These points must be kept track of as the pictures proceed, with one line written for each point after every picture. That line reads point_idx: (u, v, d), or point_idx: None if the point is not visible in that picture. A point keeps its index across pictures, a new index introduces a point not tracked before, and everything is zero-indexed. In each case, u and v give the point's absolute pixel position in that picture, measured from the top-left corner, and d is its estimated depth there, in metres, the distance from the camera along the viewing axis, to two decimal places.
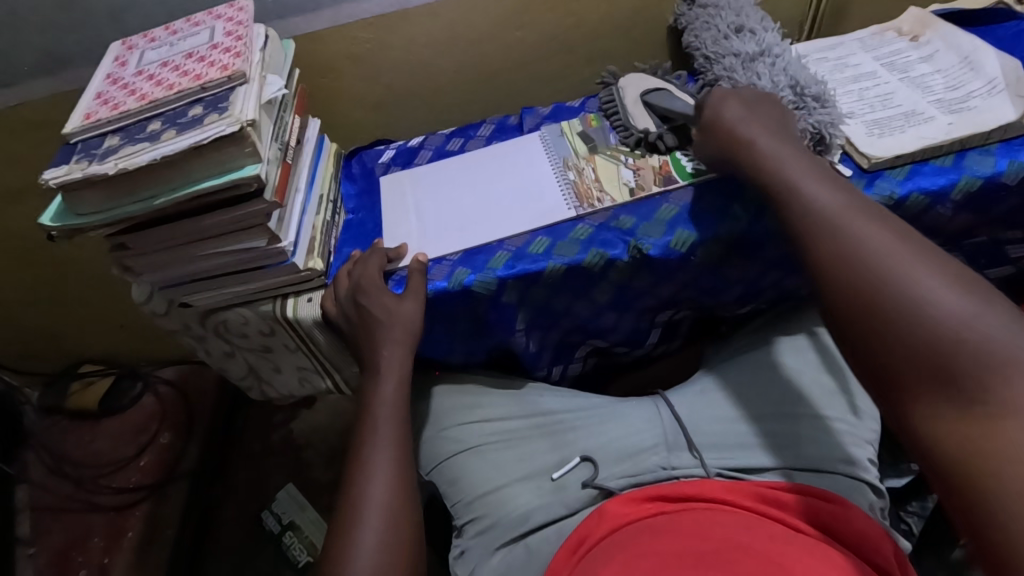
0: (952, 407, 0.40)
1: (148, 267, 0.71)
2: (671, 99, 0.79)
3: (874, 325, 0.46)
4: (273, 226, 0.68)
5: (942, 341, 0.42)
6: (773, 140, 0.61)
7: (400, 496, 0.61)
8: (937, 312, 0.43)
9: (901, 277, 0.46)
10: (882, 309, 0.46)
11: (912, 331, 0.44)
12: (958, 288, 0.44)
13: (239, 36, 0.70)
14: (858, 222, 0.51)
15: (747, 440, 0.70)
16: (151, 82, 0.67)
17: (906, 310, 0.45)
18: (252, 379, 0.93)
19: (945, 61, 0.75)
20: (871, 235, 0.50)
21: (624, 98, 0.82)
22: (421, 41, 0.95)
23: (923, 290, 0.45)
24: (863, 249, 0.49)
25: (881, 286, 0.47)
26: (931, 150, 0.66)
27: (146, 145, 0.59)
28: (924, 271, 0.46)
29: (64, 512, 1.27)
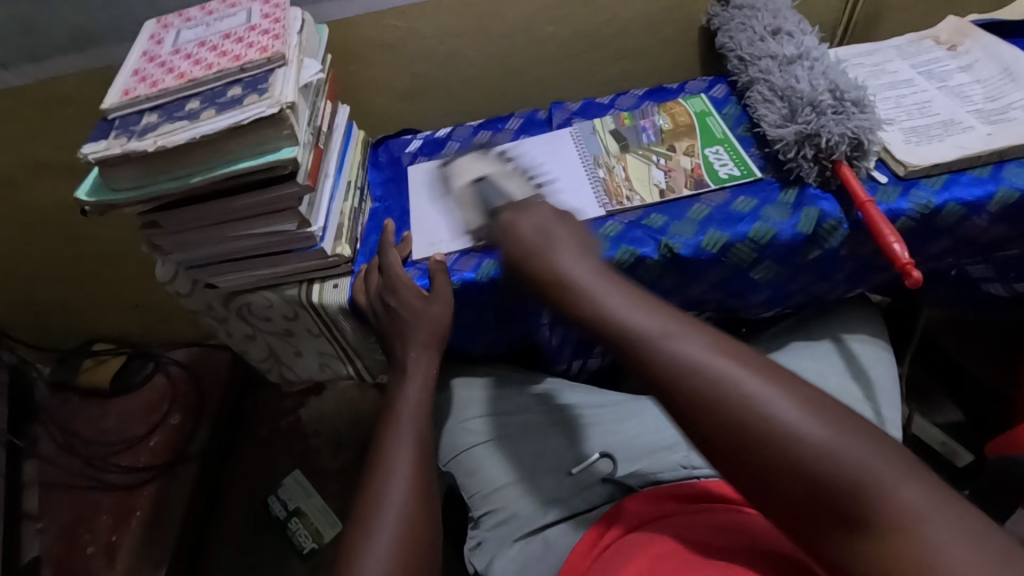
0: (844, 532, 0.36)
1: (177, 246, 0.71)
2: (501, 187, 0.70)
3: (741, 457, 0.40)
4: (303, 210, 0.68)
5: (820, 469, 0.37)
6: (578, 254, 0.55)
7: (423, 478, 0.61)
8: (811, 443, 0.38)
9: (739, 398, 0.40)
10: (748, 443, 0.39)
11: (785, 467, 0.38)
12: (813, 406, 0.39)
13: (276, 18, 0.70)
14: (684, 339, 0.45)
15: None
16: (189, 61, 0.67)
17: (773, 447, 0.39)
18: (270, 363, 0.93)
19: (984, 71, 0.75)
20: (691, 359, 0.43)
21: (456, 187, 0.76)
22: (452, 32, 0.94)
23: (791, 419, 0.39)
24: (704, 383, 0.42)
25: (748, 418, 0.40)
26: (970, 160, 0.66)
27: (185, 123, 0.59)
28: (772, 395, 0.40)
29: (73, 488, 1.28)
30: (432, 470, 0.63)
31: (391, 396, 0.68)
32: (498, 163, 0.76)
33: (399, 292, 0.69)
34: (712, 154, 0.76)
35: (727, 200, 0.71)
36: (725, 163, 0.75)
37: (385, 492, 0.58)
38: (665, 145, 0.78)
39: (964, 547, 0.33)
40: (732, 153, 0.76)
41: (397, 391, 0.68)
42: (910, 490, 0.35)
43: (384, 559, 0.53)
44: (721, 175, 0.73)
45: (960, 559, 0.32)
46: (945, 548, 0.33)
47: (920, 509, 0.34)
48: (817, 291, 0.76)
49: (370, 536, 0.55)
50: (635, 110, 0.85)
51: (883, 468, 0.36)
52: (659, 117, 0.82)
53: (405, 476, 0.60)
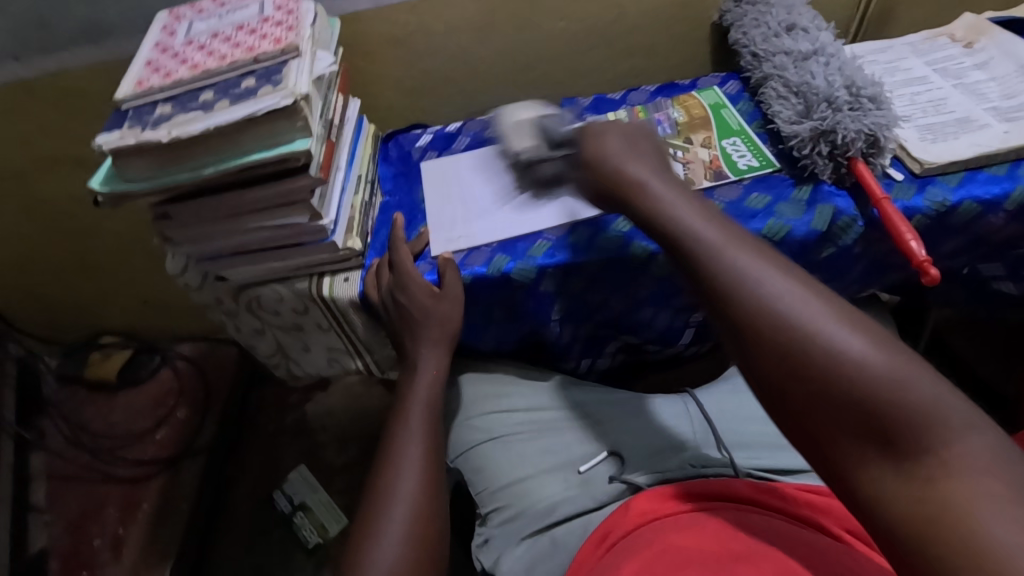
0: (887, 465, 0.35)
1: (188, 238, 0.71)
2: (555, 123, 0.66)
3: (798, 374, 0.39)
4: (315, 203, 0.68)
5: (878, 396, 0.36)
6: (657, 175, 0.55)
7: (431, 474, 0.61)
8: (871, 369, 0.37)
9: (795, 316, 0.40)
10: (804, 362, 0.39)
11: (843, 390, 0.37)
12: (884, 342, 0.38)
13: (289, 10, 0.70)
14: (755, 260, 0.44)
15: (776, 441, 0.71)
16: (202, 52, 0.66)
17: (838, 368, 0.37)
18: (278, 357, 0.93)
19: (1001, 68, 0.74)
20: (759, 275, 0.43)
21: (509, 121, 0.69)
22: (463, 26, 0.94)
23: (853, 343, 0.38)
24: (764, 298, 0.42)
25: (810, 333, 0.39)
26: (986, 158, 0.65)
27: (198, 114, 0.59)
28: (845, 323, 0.39)
29: (80, 481, 1.28)
30: (443, 466, 0.62)
31: (402, 392, 0.68)
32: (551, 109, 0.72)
33: (408, 288, 0.69)
34: (729, 145, 0.76)
35: (739, 196, 0.71)
36: (744, 155, 0.74)
37: (392, 487, 0.58)
38: (681, 137, 0.78)
39: (1020, 497, 0.31)
40: (750, 144, 0.76)
41: (408, 387, 0.68)
42: (970, 443, 0.34)
43: (391, 556, 0.53)
44: (741, 166, 0.73)
45: (1017, 515, 0.31)
46: (998, 497, 0.32)
47: (980, 460, 0.33)
48: (829, 289, 0.76)
49: (378, 531, 0.55)
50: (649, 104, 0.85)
51: (944, 411, 0.35)
52: (673, 110, 0.82)
53: (413, 471, 0.60)
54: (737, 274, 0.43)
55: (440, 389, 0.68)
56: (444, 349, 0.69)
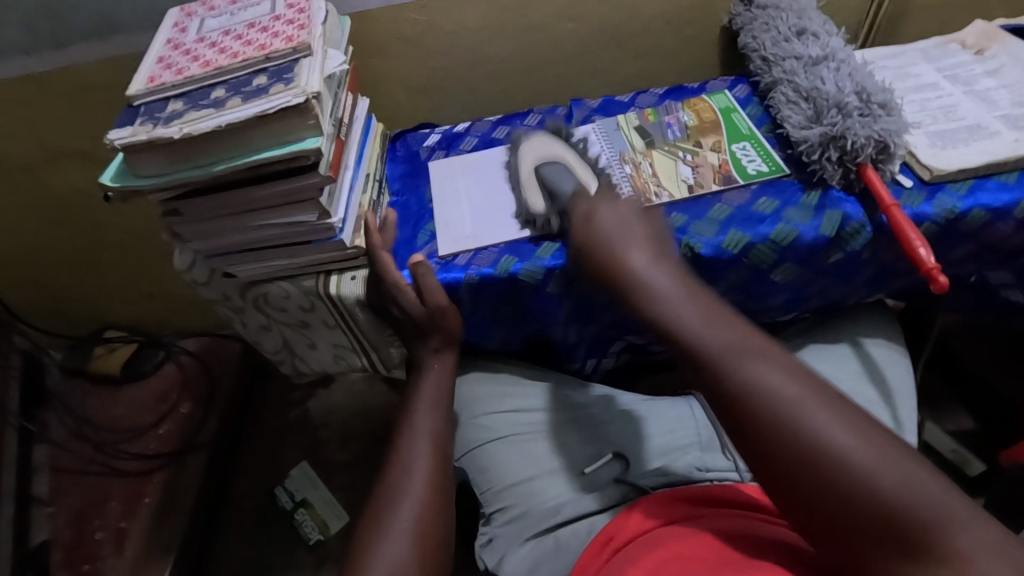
0: (906, 565, 0.37)
1: (197, 234, 0.71)
2: (557, 173, 0.72)
3: (802, 480, 0.40)
4: (324, 201, 0.68)
5: (872, 501, 0.38)
6: (650, 258, 0.54)
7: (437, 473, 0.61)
8: (869, 475, 0.38)
9: (792, 418, 0.41)
10: (810, 467, 0.40)
11: (845, 494, 0.39)
12: (878, 440, 0.40)
13: (301, 9, 0.70)
14: (755, 356, 0.45)
15: None
16: (214, 50, 0.67)
17: (843, 478, 0.39)
18: (284, 353, 0.93)
19: (1012, 76, 0.74)
20: (757, 375, 0.44)
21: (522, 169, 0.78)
22: (473, 26, 0.94)
23: (849, 447, 0.39)
24: (769, 399, 0.43)
25: (805, 442, 0.41)
26: (996, 165, 0.65)
27: (210, 111, 0.59)
28: (838, 425, 0.41)
29: (83, 474, 1.29)
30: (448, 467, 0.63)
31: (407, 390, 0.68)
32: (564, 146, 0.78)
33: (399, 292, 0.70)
34: (739, 150, 0.76)
35: (749, 200, 0.71)
36: (753, 160, 0.74)
37: (400, 486, 0.58)
38: (691, 140, 0.78)
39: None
40: (760, 149, 0.76)
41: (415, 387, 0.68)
42: (970, 533, 0.36)
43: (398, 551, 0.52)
44: (751, 171, 0.73)
45: None
46: None
47: (982, 552, 0.35)
48: (834, 293, 0.75)
49: (386, 529, 0.54)
50: (658, 107, 0.85)
51: (942, 504, 0.37)
52: (683, 112, 0.82)
53: (421, 468, 0.60)
54: (746, 381, 0.44)
55: (444, 389, 0.68)
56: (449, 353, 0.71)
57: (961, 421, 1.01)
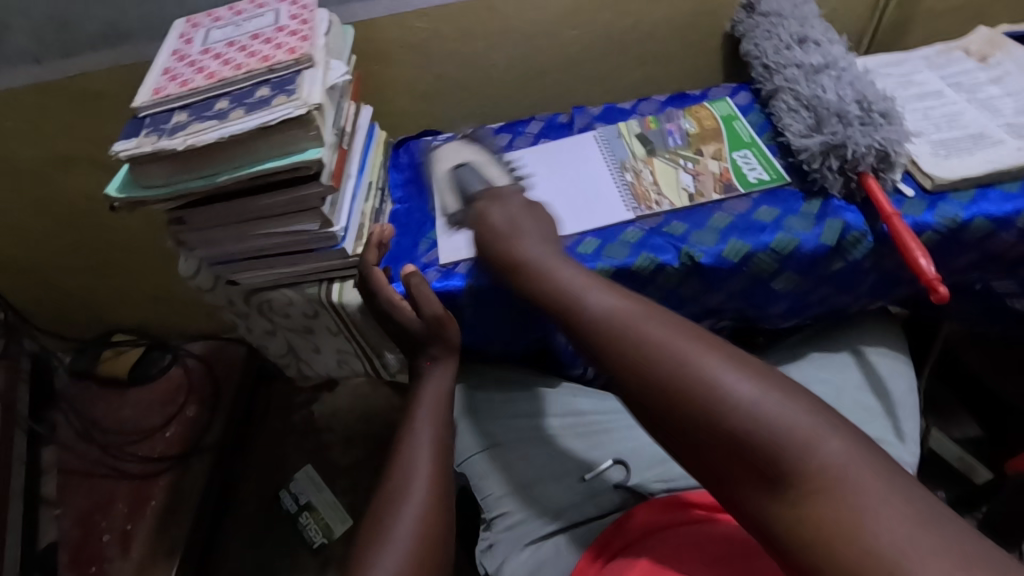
0: (774, 492, 0.39)
1: (201, 242, 0.72)
2: (474, 176, 0.74)
3: (683, 418, 0.43)
4: (326, 210, 0.69)
5: (744, 428, 0.40)
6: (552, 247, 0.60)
7: (439, 474, 0.60)
8: (744, 402, 0.41)
9: (675, 370, 0.44)
10: (686, 407, 0.43)
11: (722, 428, 0.41)
12: (750, 372, 0.43)
13: (304, 20, 0.71)
14: (640, 314, 0.49)
15: None
16: (218, 61, 0.67)
17: (717, 411, 0.41)
18: (288, 358, 0.94)
19: (1016, 84, 0.73)
20: (640, 333, 0.47)
21: (438, 170, 0.78)
22: (476, 34, 0.95)
23: (724, 381, 0.42)
24: (641, 345, 0.47)
25: (684, 386, 0.43)
26: (999, 174, 0.65)
27: (214, 123, 0.60)
28: (719, 363, 0.43)
29: (90, 475, 1.30)
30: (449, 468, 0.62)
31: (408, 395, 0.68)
32: (482, 153, 0.79)
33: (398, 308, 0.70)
34: (740, 158, 0.76)
35: (749, 208, 0.71)
36: (754, 168, 0.74)
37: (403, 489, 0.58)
38: (692, 148, 0.78)
39: (890, 508, 0.35)
40: (761, 158, 0.75)
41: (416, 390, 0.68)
42: (834, 446, 0.38)
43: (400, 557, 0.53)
44: (752, 179, 0.73)
45: (883, 520, 0.35)
46: (862, 509, 0.36)
47: (846, 465, 0.37)
48: (836, 301, 0.75)
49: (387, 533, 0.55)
50: (660, 114, 0.85)
51: (809, 424, 0.39)
52: (684, 120, 0.82)
53: (424, 469, 0.60)
54: (640, 341, 0.47)
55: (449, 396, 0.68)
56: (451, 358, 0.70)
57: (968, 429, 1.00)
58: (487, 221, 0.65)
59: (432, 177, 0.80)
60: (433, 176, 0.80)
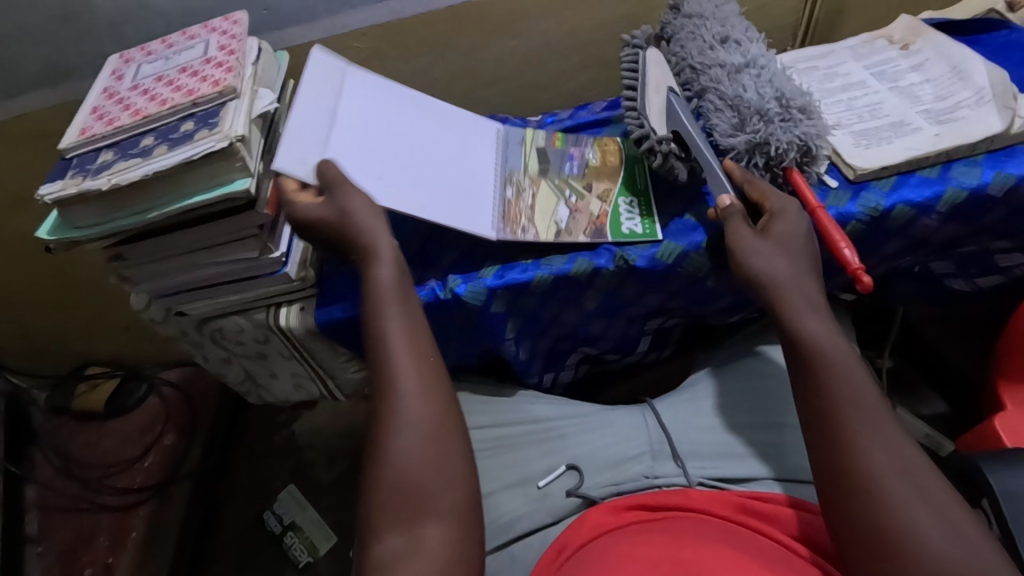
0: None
1: (144, 276, 0.73)
2: (688, 113, 0.72)
3: (860, 523, 0.48)
4: (265, 237, 0.70)
5: (922, 561, 0.45)
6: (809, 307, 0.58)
7: (440, 425, 0.56)
8: (931, 541, 0.45)
9: (879, 485, 0.48)
10: (875, 528, 0.47)
11: (903, 551, 0.45)
12: (947, 515, 0.46)
13: (231, 50, 0.71)
14: (869, 421, 0.51)
15: (723, 450, 0.68)
16: (146, 97, 0.68)
17: (910, 546, 0.45)
18: (247, 384, 0.93)
19: (935, 70, 0.75)
20: (864, 436, 0.50)
21: (649, 76, 0.73)
22: (416, 50, 0.96)
23: (917, 520, 0.46)
24: (856, 446, 0.50)
25: (877, 501, 0.48)
26: (917, 161, 0.66)
27: (138, 160, 0.60)
28: (926, 507, 0.47)
29: (70, 512, 1.30)
30: (449, 408, 0.57)
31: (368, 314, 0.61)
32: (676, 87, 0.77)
33: (345, 186, 0.64)
34: (623, 205, 0.74)
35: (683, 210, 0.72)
36: (631, 218, 0.72)
37: (391, 380, 0.57)
38: (583, 180, 0.76)
39: None
40: (643, 206, 0.73)
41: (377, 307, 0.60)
42: None
43: (408, 452, 0.54)
44: (623, 228, 0.71)
45: None
46: None
47: None
48: None
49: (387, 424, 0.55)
50: (573, 135, 0.83)
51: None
52: (590, 147, 0.79)
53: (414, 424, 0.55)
54: (858, 445, 0.50)
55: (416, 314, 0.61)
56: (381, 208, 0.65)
57: (934, 406, 1.00)
58: (767, 232, 0.62)
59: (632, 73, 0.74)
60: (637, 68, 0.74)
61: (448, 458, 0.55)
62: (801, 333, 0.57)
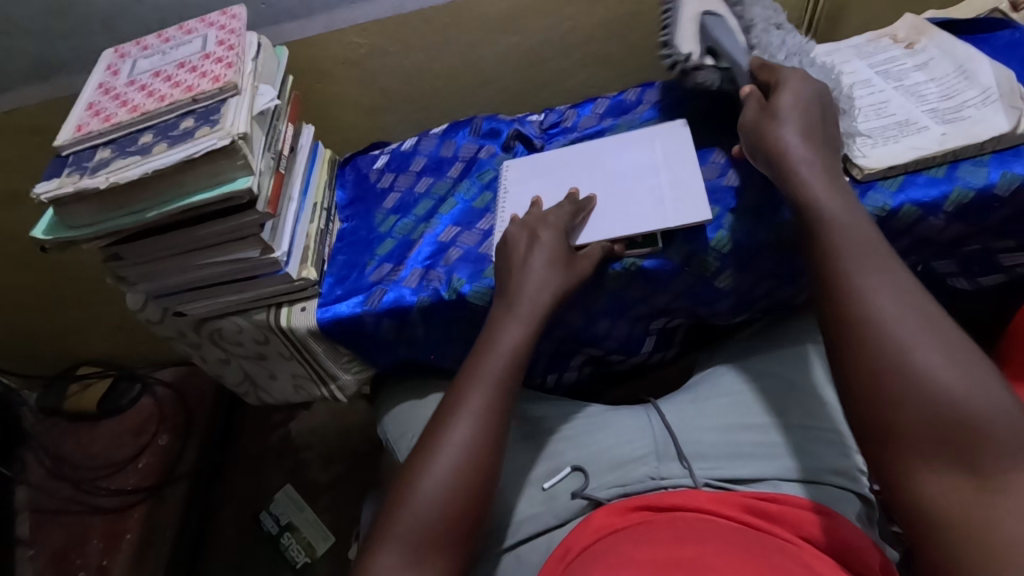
0: (957, 471, 0.41)
1: (141, 276, 0.72)
2: (725, 29, 0.74)
3: (866, 368, 0.46)
4: (266, 236, 0.69)
5: (923, 399, 0.43)
6: (817, 173, 0.57)
7: (479, 468, 0.56)
8: (938, 380, 0.43)
9: (888, 330, 0.46)
10: (878, 370, 0.45)
11: (912, 392, 0.43)
12: (959, 356, 0.44)
13: (231, 45, 0.70)
14: (879, 267, 0.50)
15: (735, 449, 0.65)
16: (143, 93, 0.67)
17: (916, 385, 0.43)
18: (246, 386, 0.91)
19: (940, 69, 0.75)
20: (869, 284, 0.49)
21: (684, 9, 0.77)
22: (416, 46, 0.94)
23: (928, 362, 0.44)
24: (863, 293, 0.49)
25: (885, 344, 0.46)
26: (923, 161, 0.66)
27: (137, 158, 0.59)
28: (936, 348, 0.45)
29: (63, 514, 1.28)
30: (498, 450, 0.58)
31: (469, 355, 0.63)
32: (722, 6, 0.78)
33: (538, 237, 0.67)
34: None
35: (719, 175, 0.72)
36: None
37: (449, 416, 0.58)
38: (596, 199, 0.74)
39: None
40: None
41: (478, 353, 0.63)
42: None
43: (433, 496, 0.54)
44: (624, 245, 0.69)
45: None
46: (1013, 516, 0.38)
47: None
48: (779, 292, 0.75)
49: (424, 466, 0.56)
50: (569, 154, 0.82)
51: (1001, 425, 0.41)
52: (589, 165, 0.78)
53: (453, 452, 0.56)
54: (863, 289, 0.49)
55: (518, 361, 0.62)
56: (553, 257, 0.65)
57: None
58: (777, 101, 0.61)
59: (669, 13, 0.78)
60: (676, 11, 0.77)
61: (470, 515, 0.55)
62: (809, 193, 0.56)
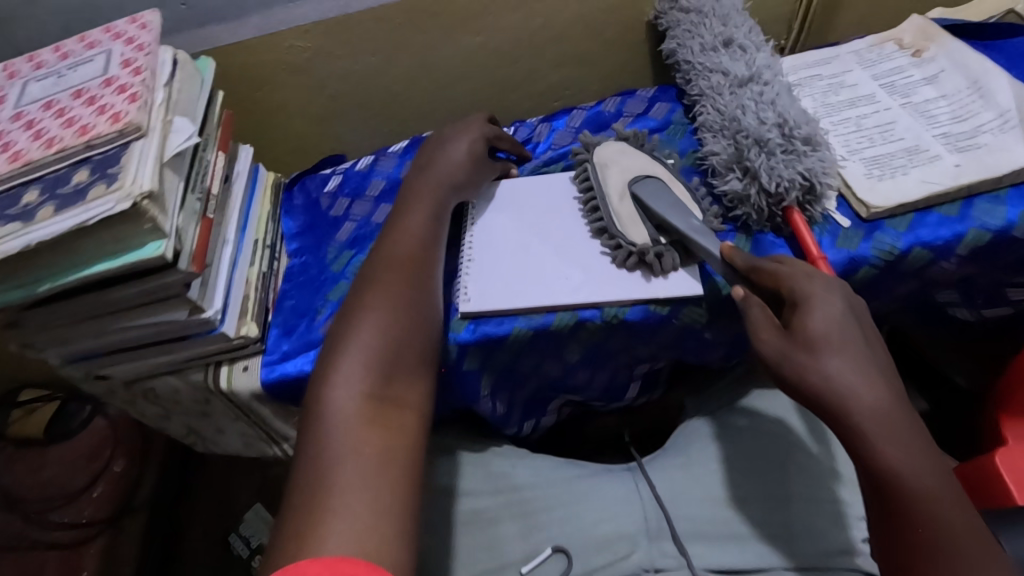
0: None
1: (50, 342, 0.62)
2: (674, 201, 0.61)
3: None
4: (193, 295, 0.60)
5: None
6: (854, 373, 0.45)
7: (398, 346, 0.54)
8: None
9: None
10: None
11: None
12: None
13: (137, 68, 0.59)
14: (935, 497, 0.42)
15: (729, 530, 0.60)
16: (30, 132, 0.55)
17: None
18: (192, 438, 0.83)
19: (951, 83, 0.67)
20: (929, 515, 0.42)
21: (608, 188, 0.65)
22: (368, 49, 0.83)
23: None
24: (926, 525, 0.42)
25: None
26: (935, 198, 0.59)
27: (17, 225, 0.49)
28: None
29: (11, 550, 1.17)
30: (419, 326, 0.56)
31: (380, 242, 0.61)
32: (649, 159, 0.66)
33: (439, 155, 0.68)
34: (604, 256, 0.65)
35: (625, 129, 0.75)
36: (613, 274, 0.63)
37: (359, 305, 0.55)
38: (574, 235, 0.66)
39: None
40: None
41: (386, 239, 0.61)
42: None
43: (356, 378, 0.51)
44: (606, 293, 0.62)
45: None
46: None
47: None
48: None
49: (325, 390, 0.50)
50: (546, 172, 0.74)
51: None
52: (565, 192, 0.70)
53: (370, 339, 0.53)
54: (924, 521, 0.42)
55: (431, 244, 0.61)
56: (432, 201, 0.63)
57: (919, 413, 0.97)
58: (808, 329, 0.46)
59: (591, 191, 0.66)
60: (595, 181, 0.66)
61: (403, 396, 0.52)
62: (845, 394, 0.44)
